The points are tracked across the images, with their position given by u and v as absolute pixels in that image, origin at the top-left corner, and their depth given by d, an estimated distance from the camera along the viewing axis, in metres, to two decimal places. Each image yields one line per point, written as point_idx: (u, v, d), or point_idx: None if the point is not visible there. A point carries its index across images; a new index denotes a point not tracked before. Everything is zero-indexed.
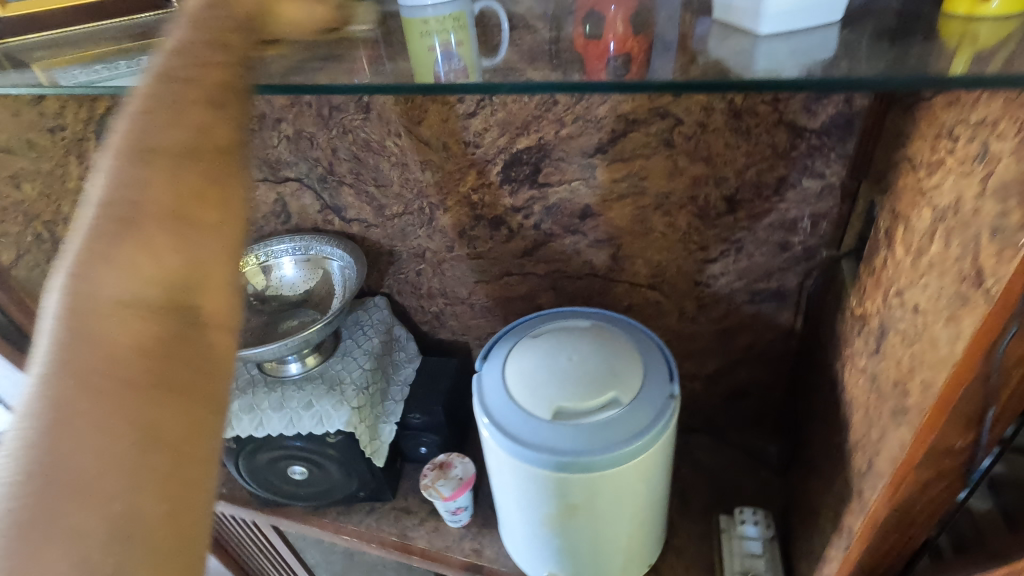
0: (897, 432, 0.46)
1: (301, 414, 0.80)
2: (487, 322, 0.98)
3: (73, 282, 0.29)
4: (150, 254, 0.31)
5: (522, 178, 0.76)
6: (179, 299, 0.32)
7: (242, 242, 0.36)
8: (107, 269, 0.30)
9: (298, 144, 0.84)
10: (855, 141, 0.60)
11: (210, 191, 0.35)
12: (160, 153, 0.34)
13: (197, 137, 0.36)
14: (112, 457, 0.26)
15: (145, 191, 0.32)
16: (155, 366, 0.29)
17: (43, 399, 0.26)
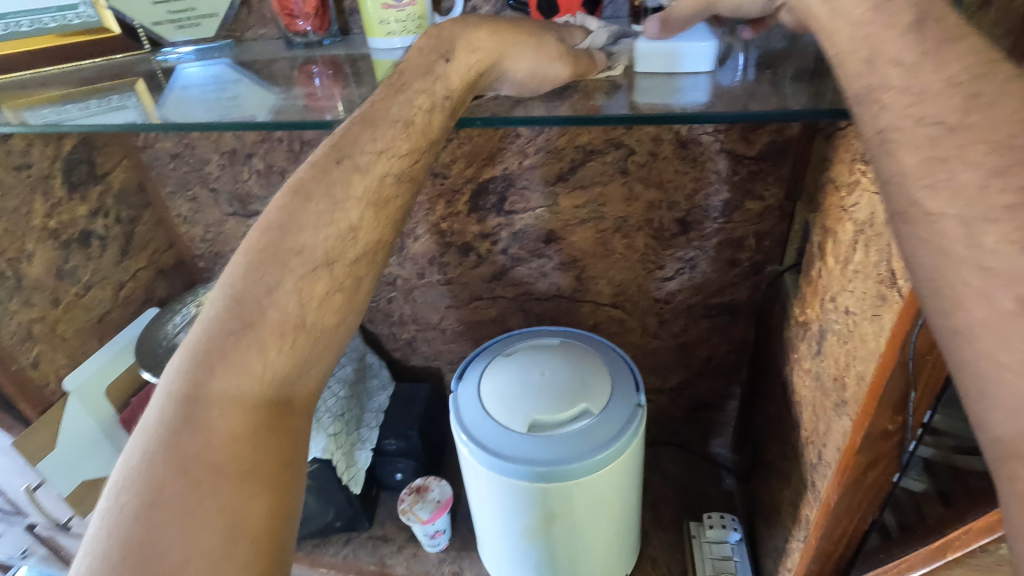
0: (839, 422, 0.51)
1: None
2: (459, 347, 1.00)
3: (195, 371, 0.38)
4: (258, 366, 0.39)
5: (489, 207, 0.81)
6: (276, 395, 0.40)
7: (328, 345, 0.44)
8: (220, 370, 0.38)
9: (271, 178, 0.88)
10: (788, 166, 0.67)
11: (328, 301, 0.43)
12: (290, 262, 0.42)
13: (351, 235, 0.45)
14: (222, 526, 0.35)
15: (256, 312, 0.40)
16: (247, 448, 0.38)
17: (169, 486, 0.35)
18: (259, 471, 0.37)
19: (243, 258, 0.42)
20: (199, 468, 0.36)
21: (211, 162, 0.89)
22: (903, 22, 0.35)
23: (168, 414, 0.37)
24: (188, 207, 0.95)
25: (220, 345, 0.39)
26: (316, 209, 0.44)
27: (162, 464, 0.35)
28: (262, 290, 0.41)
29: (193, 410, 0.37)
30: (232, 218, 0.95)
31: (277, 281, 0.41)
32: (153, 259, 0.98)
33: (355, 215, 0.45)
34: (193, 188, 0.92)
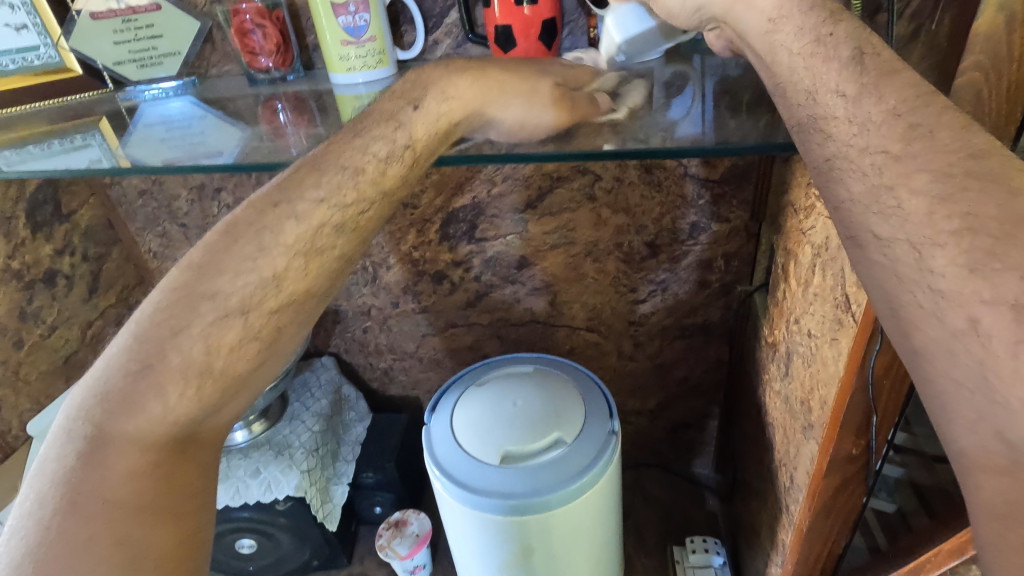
0: (807, 446, 0.51)
1: (248, 482, 0.78)
2: (436, 375, 0.99)
3: (96, 411, 0.35)
4: (167, 404, 0.36)
5: (460, 235, 0.81)
6: (184, 435, 0.37)
7: (246, 390, 0.41)
8: (125, 409, 0.35)
9: None
10: (751, 188, 0.68)
11: (241, 349, 0.40)
12: (201, 304, 0.38)
13: (274, 284, 0.41)
14: (120, 566, 0.31)
15: (164, 348, 0.37)
16: (151, 489, 0.34)
17: (59, 532, 0.31)
18: (165, 511, 0.34)
19: (160, 294, 0.39)
20: (94, 506, 0.32)
21: (180, 198, 0.88)
22: (843, 53, 0.33)
23: (64, 452, 0.34)
24: (158, 243, 0.94)
25: (125, 380, 0.36)
26: (246, 245, 0.41)
27: (53, 509, 0.32)
28: (172, 326, 0.37)
29: (92, 446, 0.34)
30: None
31: (185, 320, 0.38)
32: (122, 296, 0.96)
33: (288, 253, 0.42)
34: (162, 224, 0.92)
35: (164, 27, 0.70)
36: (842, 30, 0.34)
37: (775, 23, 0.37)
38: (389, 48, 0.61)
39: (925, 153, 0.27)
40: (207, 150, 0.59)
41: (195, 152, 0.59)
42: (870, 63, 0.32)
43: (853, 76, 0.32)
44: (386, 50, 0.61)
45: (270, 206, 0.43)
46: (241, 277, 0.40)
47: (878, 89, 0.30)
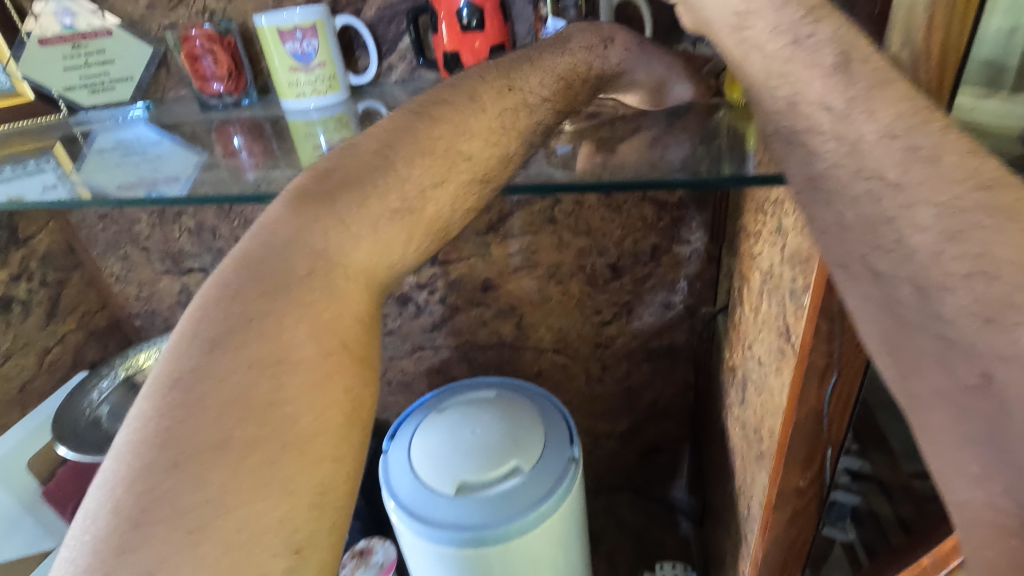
0: (759, 477, 0.50)
1: None
2: (405, 398, 0.98)
3: (216, 325, 0.32)
4: (311, 324, 0.34)
5: (422, 258, 0.80)
6: (335, 348, 0.35)
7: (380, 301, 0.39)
8: (262, 324, 0.33)
9: (202, 236, 0.87)
10: (710, 211, 0.68)
11: (390, 248, 0.38)
12: (347, 214, 0.36)
13: (416, 205, 0.39)
14: (254, 482, 0.30)
15: (286, 300, 0.34)
16: (295, 404, 0.32)
17: (178, 450, 0.29)
18: (306, 469, 0.32)
19: (284, 205, 0.36)
20: (228, 417, 0.30)
21: (141, 221, 0.87)
22: (827, 59, 0.28)
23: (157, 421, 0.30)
24: (120, 266, 0.93)
25: (218, 342, 0.32)
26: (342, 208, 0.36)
27: (174, 420, 0.30)
28: (319, 241, 0.35)
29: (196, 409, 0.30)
30: (166, 275, 0.93)
31: (330, 234, 0.36)
32: (84, 320, 0.95)
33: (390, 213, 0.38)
34: (124, 248, 0.91)
35: (116, 53, 0.70)
36: (826, 29, 0.28)
37: (742, 18, 0.32)
38: (341, 74, 0.60)
39: (928, 182, 0.25)
40: (155, 176, 0.58)
41: (145, 179, 0.58)
42: (858, 72, 0.27)
43: (839, 86, 0.27)
44: (338, 75, 0.60)
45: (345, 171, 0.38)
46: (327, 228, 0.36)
47: (871, 102, 0.26)
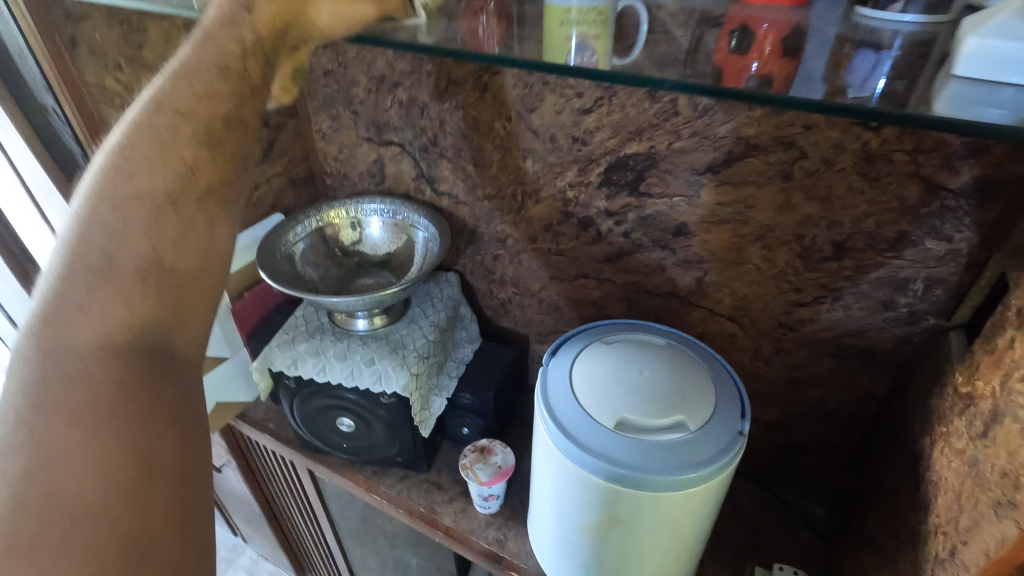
0: (997, 524, 0.42)
1: (362, 367, 0.82)
2: (552, 319, 0.97)
3: (54, 336, 0.41)
4: (90, 333, 0.42)
5: (622, 185, 0.76)
6: (148, 349, 0.44)
7: (198, 289, 0.47)
8: (77, 325, 0.41)
9: (410, 111, 0.88)
10: (995, 210, 0.56)
11: (182, 241, 0.45)
12: (132, 208, 0.43)
13: (190, 175, 0.46)
14: (102, 455, 0.39)
15: (114, 293, 0.42)
16: (127, 402, 0.41)
17: (32, 444, 0.37)
18: (129, 343, 0.43)
19: (59, 266, 0.42)
20: (86, 416, 0.39)
21: (359, 85, 0.90)
22: None
23: (30, 356, 0.40)
24: (329, 125, 0.98)
25: (99, 268, 0.42)
26: (142, 158, 0.44)
27: (38, 425, 0.38)
28: (104, 288, 0.42)
29: (41, 449, 0.38)
30: (366, 143, 0.96)
31: (125, 227, 0.43)
32: (289, 168, 1.02)
33: (189, 157, 0.46)
34: (337, 107, 0.95)
35: None
36: None
37: None
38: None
39: None
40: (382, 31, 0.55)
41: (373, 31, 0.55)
42: None
43: None
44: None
45: (161, 118, 0.45)
46: (166, 193, 0.45)
47: None
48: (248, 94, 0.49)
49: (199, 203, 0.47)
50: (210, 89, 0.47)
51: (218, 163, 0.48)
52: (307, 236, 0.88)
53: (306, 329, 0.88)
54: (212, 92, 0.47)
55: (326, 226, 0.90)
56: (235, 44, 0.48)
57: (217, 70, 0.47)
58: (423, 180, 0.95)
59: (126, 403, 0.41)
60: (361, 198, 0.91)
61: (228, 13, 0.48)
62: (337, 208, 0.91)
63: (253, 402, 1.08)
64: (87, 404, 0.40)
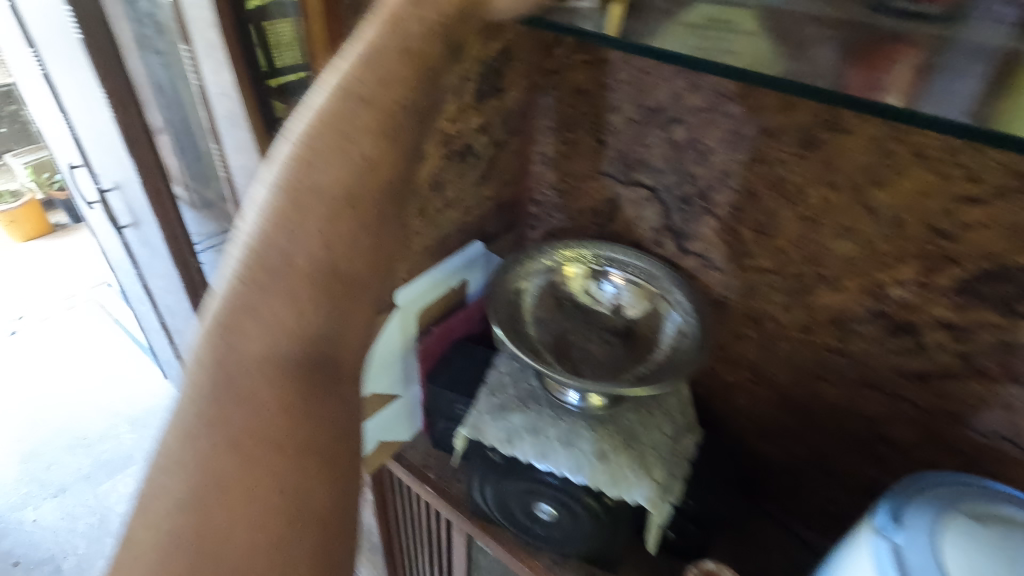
0: None
1: (594, 461, 0.68)
2: (794, 421, 0.79)
3: (233, 335, 0.43)
4: (264, 334, 0.43)
5: (988, 299, 0.58)
6: (315, 358, 0.46)
7: (361, 293, 0.47)
8: (251, 326, 0.43)
9: (683, 154, 0.71)
10: None
11: (354, 245, 0.44)
12: (309, 207, 0.42)
13: (371, 168, 0.44)
14: (259, 484, 0.43)
15: (283, 299, 0.43)
16: (290, 418, 0.45)
17: (207, 460, 0.42)
18: (292, 340, 0.44)
19: (239, 267, 0.42)
20: (252, 439, 0.43)
21: (619, 112, 0.74)
22: None
23: (203, 358, 0.43)
24: (558, 149, 0.83)
25: (269, 271, 0.42)
26: (325, 149, 0.42)
27: (217, 441, 0.42)
28: (272, 297, 0.43)
29: (216, 456, 0.42)
30: (602, 178, 0.81)
31: (298, 231, 0.42)
32: (498, 191, 0.88)
33: (369, 149, 0.43)
34: (577, 132, 0.80)
35: None
36: None
37: None
38: None
39: None
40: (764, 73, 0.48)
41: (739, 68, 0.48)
42: None
43: None
44: None
45: (348, 106, 0.43)
46: (317, 220, 0.43)
47: None
48: (369, 162, 0.44)
49: (358, 247, 0.45)
50: (362, 130, 0.43)
51: (387, 204, 0.46)
52: (540, 286, 0.76)
53: (515, 392, 0.76)
54: (353, 138, 0.43)
55: (559, 276, 0.77)
56: (390, 102, 0.43)
57: (376, 120, 0.43)
58: (669, 232, 0.78)
59: (294, 429, 0.45)
60: (610, 244, 0.78)
61: (382, 44, 0.43)
62: (583, 247, 0.78)
63: (410, 442, 0.96)
64: (255, 423, 0.44)
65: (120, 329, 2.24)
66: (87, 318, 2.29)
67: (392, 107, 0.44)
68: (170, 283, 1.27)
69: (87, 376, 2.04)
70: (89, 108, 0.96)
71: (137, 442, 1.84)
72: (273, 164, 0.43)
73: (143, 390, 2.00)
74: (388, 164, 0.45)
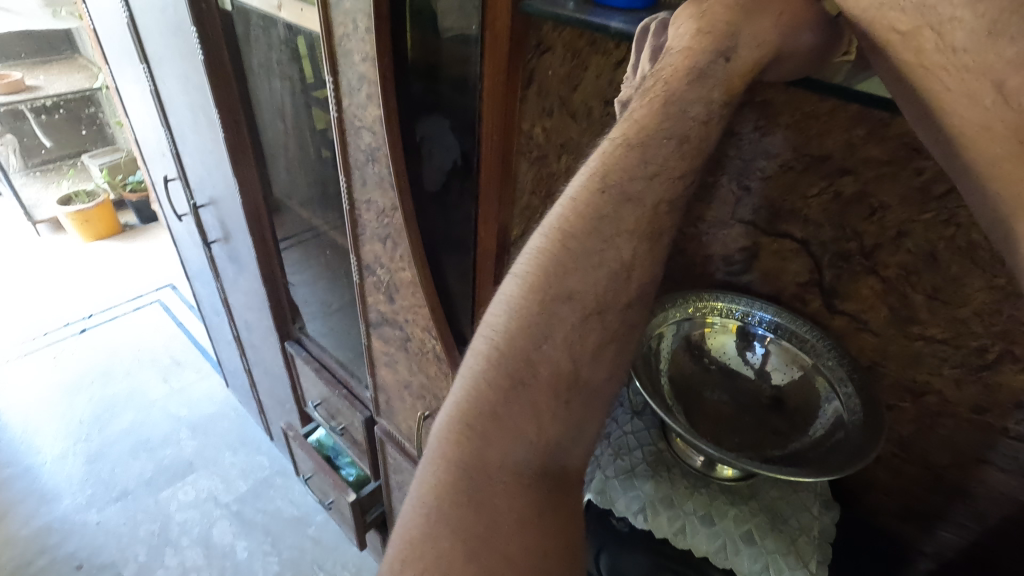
0: None
1: (740, 545, 0.61)
2: (947, 506, 0.72)
3: (473, 430, 0.43)
4: (505, 428, 0.43)
5: None
6: (550, 463, 0.44)
7: (602, 398, 0.46)
8: (496, 424, 0.43)
9: (849, 209, 0.65)
10: None
11: (600, 352, 0.45)
12: (563, 308, 0.44)
13: (623, 275, 0.45)
14: None
15: (531, 399, 0.43)
16: (527, 522, 0.42)
17: (452, 550, 0.41)
18: (532, 440, 0.43)
19: (492, 365, 0.44)
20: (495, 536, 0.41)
21: (774, 159, 0.68)
22: None
23: (444, 447, 0.44)
24: (692, 192, 0.78)
25: (519, 368, 0.43)
26: (582, 254, 0.44)
27: (462, 535, 0.41)
28: (522, 394, 0.43)
29: (463, 525, 0.42)
30: (741, 225, 0.75)
31: (551, 333, 0.44)
32: None
33: (628, 252, 0.45)
34: (718, 175, 0.74)
35: None
36: None
37: None
38: None
39: None
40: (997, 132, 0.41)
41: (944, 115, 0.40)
42: None
43: None
44: None
45: (603, 202, 0.45)
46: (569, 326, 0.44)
47: None
48: (623, 269, 0.45)
49: (604, 357, 0.45)
50: (619, 236, 0.45)
51: (637, 315, 0.47)
52: (677, 344, 0.71)
53: (641, 455, 0.69)
54: (611, 247, 0.45)
55: (697, 333, 0.73)
56: (651, 207, 0.46)
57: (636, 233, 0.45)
58: (816, 289, 0.72)
59: (530, 520, 0.42)
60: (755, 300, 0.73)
61: (634, 152, 0.46)
62: (725, 301, 0.74)
63: None
64: (491, 519, 0.42)
65: (184, 332, 2.26)
66: (153, 318, 2.33)
67: (652, 208, 0.46)
68: (253, 300, 1.25)
69: (151, 378, 2.07)
70: (206, 124, 0.96)
71: (197, 449, 1.84)
72: (524, 259, 0.46)
73: (204, 395, 2.02)
74: (642, 276, 0.46)
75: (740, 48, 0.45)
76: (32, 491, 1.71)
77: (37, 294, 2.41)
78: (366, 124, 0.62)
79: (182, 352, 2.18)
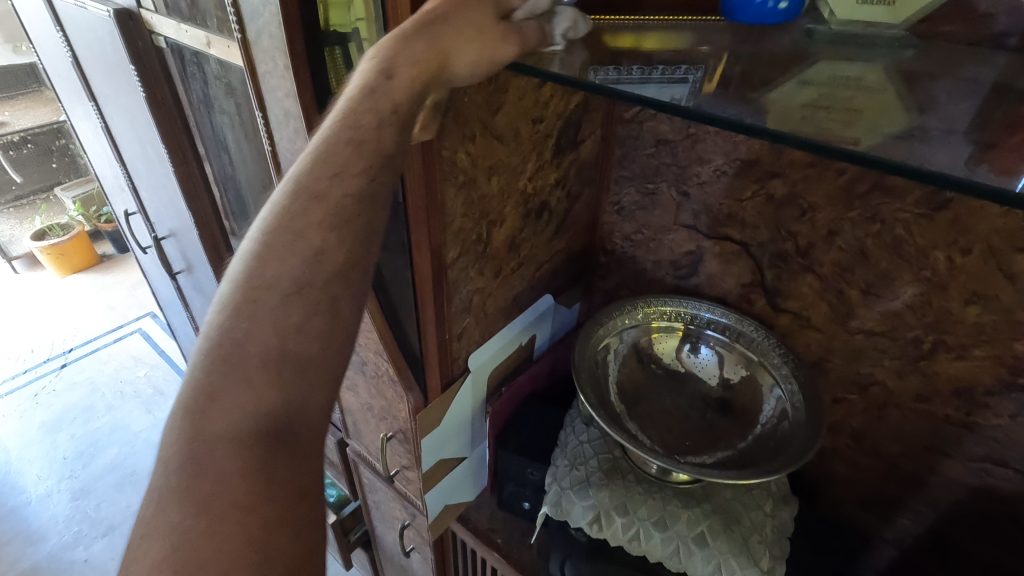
0: None
1: (692, 547, 0.62)
2: (902, 493, 0.73)
3: (201, 400, 0.35)
4: (249, 367, 0.36)
5: None
6: (279, 412, 0.36)
7: (351, 288, 0.40)
8: (230, 384, 0.36)
9: (781, 210, 0.66)
10: None
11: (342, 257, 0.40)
12: (305, 235, 0.40)
13: (363, 196, 0.41)
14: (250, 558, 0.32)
15: (272, 323, 0.37)
16: (257, 458, 0.35)
17: (173, 532, 0.32)
18: (311, 376, 0.38)
19: (224, 309, 0.38)
20: (217, 496, 0.33)
21: (708, 164, 0.70)
22: None
23: (172, 423, 0.35)
24: (637, 200, 0.79)
25: (257, 297, 0.38)
26: (307, 197, 0.41)
27: (179, 513, 0.32)
28: (263, 319, 0.37)
29: (190, 490, 0.33)
30: (685, 230, 0.77)
31: (292, 253, 0.39)
32: (569, 242, 0.84)
33: (357, 173, 0.41)
34: (659, 182, 0.76)
35: None
36: None
37: None
38: None
39: None
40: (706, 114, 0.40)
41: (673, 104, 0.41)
42: None
43: None
44: None
45: (341, 140, 0.42)
46: (270, 299, 0.37)
47: None
48: (343, 215, 0.40)
49: (348, 257, 0.40)
50: (312, 225, 0.40)
51: (376, 207, 0.42)
52: (626, 351, 0.72)
53: (597, 462, 0.70)
54: (344, 163, 0.41)
55: (645, 339, 0.74)
56: (366, 133, 0.42)
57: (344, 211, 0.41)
58: (760, 288, 0.73)
59: (278, 443, 0.35)
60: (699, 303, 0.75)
61: (361, 103, 0.42)
62: (672, 304, 0.75)
63: (474, 502, 0.91)
64: (221, 476, 0.33)
65: (166, 361, 2.26)
66: (135, 348, 2.32)
67: (376, 151, 0.42)
68: None
69: (134, 410, 2.06)
70: (156, 158, 0.96)
71: None
72: (265, 210, 0.42)
73: None
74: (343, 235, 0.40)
75: (464, 25, 0.43)
76: (17, 532, 1.70)
77: (16, 331, 2.40)
78: (298, 157, 0.62)
79: (165, 381, 2.18)
